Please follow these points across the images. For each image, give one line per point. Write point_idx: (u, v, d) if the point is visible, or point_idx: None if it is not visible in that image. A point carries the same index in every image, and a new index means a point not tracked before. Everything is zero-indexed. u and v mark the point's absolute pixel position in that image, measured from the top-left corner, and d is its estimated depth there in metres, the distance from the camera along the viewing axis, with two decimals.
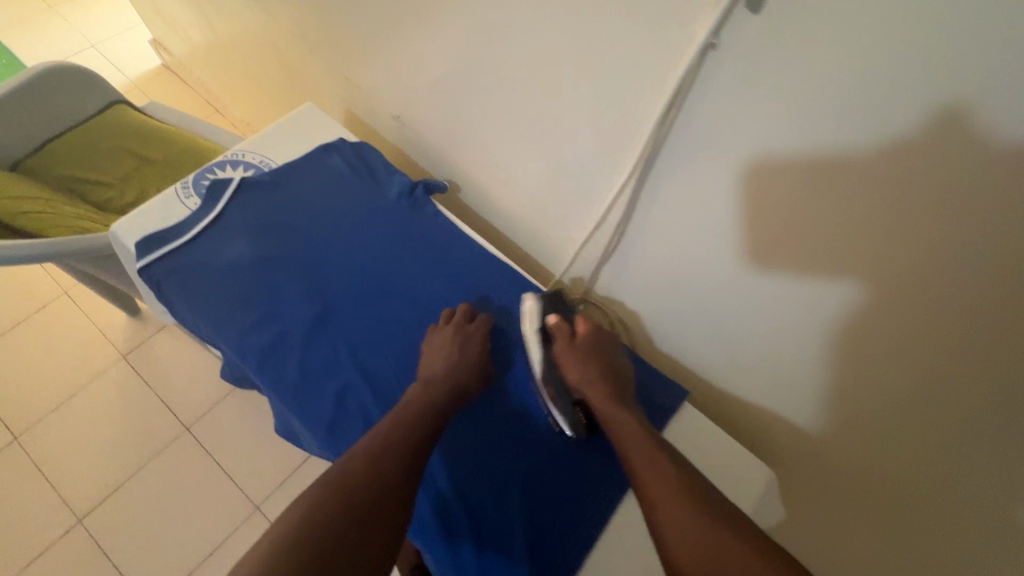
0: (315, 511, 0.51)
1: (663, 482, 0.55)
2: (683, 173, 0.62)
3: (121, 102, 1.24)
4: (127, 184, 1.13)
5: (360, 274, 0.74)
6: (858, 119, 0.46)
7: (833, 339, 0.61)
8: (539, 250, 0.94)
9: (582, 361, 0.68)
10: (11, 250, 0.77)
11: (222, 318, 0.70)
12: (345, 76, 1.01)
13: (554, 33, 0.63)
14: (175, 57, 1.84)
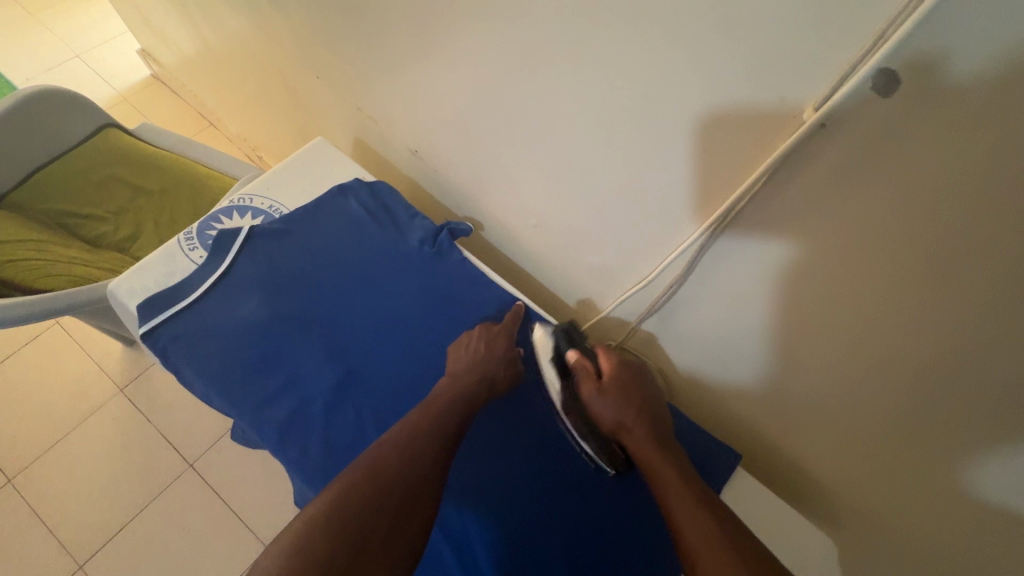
0: (348, 496, 0.48)
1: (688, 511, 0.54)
2: (747, 232, 0.57)
3: (113, 126, 1.16)
4: (123, 218, 1.06)
5: (385, 332, 0.68)
6: (996, 220, 0.40)
7: (910, 413, 0.56)
8: (568, 290, 0.89)
9: (612, 402, 0.69)
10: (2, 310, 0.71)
11: (234, 387, 0.63)
12: (357, 105, 0.94)
13: (607, 77, 0.57)
14: (166, 69, 1.75)
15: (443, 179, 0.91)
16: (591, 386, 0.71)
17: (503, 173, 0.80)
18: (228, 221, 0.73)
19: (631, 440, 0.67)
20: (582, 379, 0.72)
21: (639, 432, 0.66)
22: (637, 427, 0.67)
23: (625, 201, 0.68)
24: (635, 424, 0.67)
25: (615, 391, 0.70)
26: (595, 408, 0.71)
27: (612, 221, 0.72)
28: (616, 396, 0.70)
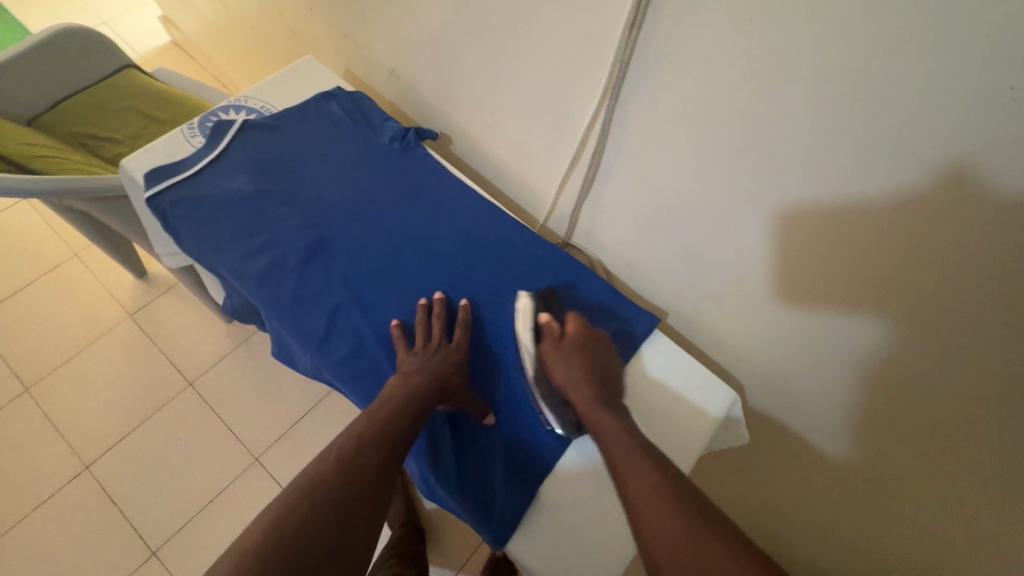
0: (289, 515, 0.51)
1: (651, 487, 0.52)
2: (652, 96, 0.68)
3: (132, 68, 1.30)
4: (137, 141, 1.18)
5: (355, 210, 0.79)
6: (807, 15, 0.51)
7: (796, 242, 0.67)
8: (526, 198, 0.99)
9: (570, 364, 0.64)
10: (32, 184, 0.81)
11: (223, 245, 0.74)
12: (345, 36, 1.06)
13: None
14: (183, 34, 1.90)
15: (419, 100, 1.02)
16: (551, 343, 0.67)
17: (466, 85, 0.91)
18: (225, 115, 0.84)
19: (580, 400, 0.62)
20: (544, 336, 0.67)
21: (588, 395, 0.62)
22: (585, 386, 0.63)
23: (561, 90, 0.78)
24: (585, 383, 0.63)
25: (569, 355, 0.65)
26: (550, 366, 0.66)
27: (553, 113, 0.81)
28: (576, 361, 0.65)
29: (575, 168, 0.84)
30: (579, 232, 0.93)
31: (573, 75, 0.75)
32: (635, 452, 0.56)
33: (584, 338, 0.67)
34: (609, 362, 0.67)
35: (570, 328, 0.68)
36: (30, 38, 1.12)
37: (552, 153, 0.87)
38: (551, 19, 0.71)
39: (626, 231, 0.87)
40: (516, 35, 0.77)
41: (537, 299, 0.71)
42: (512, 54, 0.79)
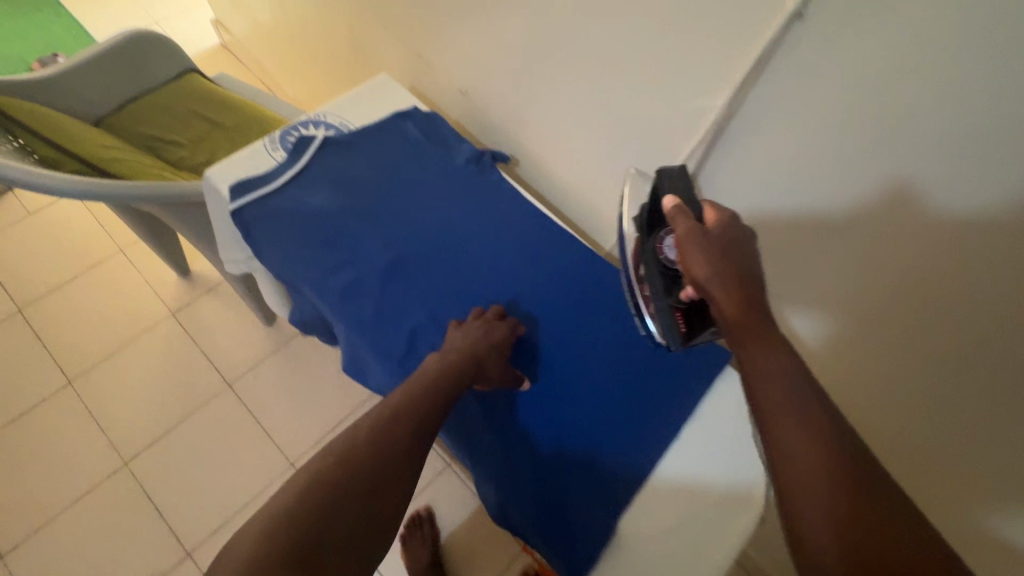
0: (310, 487, 0.51)
1: (812, 437, 0.44)
2: (749, 145, 0.66)
3: (194, 71, 1.31)
4: (199, 145, 1.20)
5: (432, 230, 0.80)
6: (942, 85, 0.48)
7: (888, 306, 0.64)
8: (590, 224, 0.99)
9: (714, 258, 0.53)
10: (116, 189, 0.84)
11: (305, 259, 0.76)
12: (414, 54, 1.07)
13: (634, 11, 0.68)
14: (234, 38, 1.93)
15: (486, 122, 1.03)
16: (689, 229, 0.56)
17: (537, 111, 0.92)
18: (305, 130, 0.86)
19: (725, 301, 0.51)
20: (677, 221, 0.57)
21: (736, 291, 0.51)
22: (728, 280, 0.52)
23: (638, 127, 0.78)
24: (732, 278, 0.52)
25: (711, 243, 0.55)
26: (685, 260, 0.55)
27: (627, 146, 0.82)
28: (718, 255, 0.54)
29: None
30: None
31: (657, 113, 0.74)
32: (798, 393, 0.46)
33: (722, 225, 0.56)
34: (750, 251, 0.55)
35: (711, 216, 0.58)
36: (104, 42, 1.16)
37: (621, 184, 0.87)
38: (636, 57, 0.72)
39: None
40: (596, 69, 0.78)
41: (663, 180, 0.61)
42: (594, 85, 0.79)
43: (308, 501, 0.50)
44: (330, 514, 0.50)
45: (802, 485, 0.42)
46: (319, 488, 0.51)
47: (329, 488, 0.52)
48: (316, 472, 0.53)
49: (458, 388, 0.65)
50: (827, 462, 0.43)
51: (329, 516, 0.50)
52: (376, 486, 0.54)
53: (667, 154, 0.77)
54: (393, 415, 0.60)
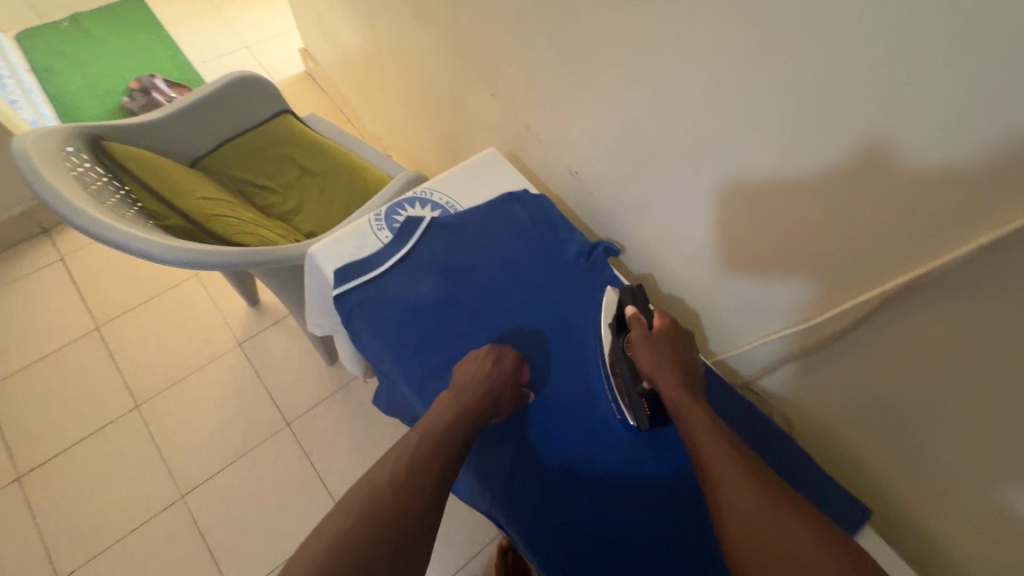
0: (356, 517, 0.52)
1: (723, 457, 0.55)
2: (955, 308, 0.55)
3: (288, 112, 1.31)
4: (289, 192, 1.19)
5: (539, 332, 0.75)
6: None
7: None
8: (696, 320, 0.92)
9: (665, 354, 0.66)
10: (216, 257, 0.82)
11: (407, 355, 0.71)
12: (517, 120, 1.03)
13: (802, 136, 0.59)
14: (320, 68, 1.96)
15: (590, 197, 0.97)
16: (642, 334, 0.68)
17: (651, 199, 0.85)
18: (410, 210, 0.82)
19: (667, 387, 0.63)
20: (633, 326, 0.69)
21: (678, 384, 0.63)
22: (674, 380, 0.64)
23: (772, 247, 0.70)
24: (674, 376, 0.64)
25: (661, 348, 0.67)
26: (637, 355, 0.67)
27: (755, 259, 0.74)
28: (660, 348, 0.66)
29: (787, 327, 0.75)
30: (774, 380, 0.82)
31: (809, 239, 0.66)
32: (713, 431, 0.58)
33: (670, 331, 0.69)
34: (693, 361, 0.68)
35: (660, 323, 0.70)
36: (208, 86, 1.17)
37: (742, 292, 0.79)
38: (782, 179, 0.64)
39: (833, 407, 0.75)
40: (730, 179, 0.70)
41: (626, 291, 0.73)
42: (735, 195, 0.71)
43: (330, 540, 0.50)
44: (359, 547, 0.50)
45: (757, 532, 0.49)
46: (341, 526, 0.51)
47: (350, 523, 0.52)
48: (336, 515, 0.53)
49: (480, 410, 0.64)
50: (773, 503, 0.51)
51: (354, 549, 0.50)
52: (404, 514, 0.54)
53: (807, 281, 0.68)
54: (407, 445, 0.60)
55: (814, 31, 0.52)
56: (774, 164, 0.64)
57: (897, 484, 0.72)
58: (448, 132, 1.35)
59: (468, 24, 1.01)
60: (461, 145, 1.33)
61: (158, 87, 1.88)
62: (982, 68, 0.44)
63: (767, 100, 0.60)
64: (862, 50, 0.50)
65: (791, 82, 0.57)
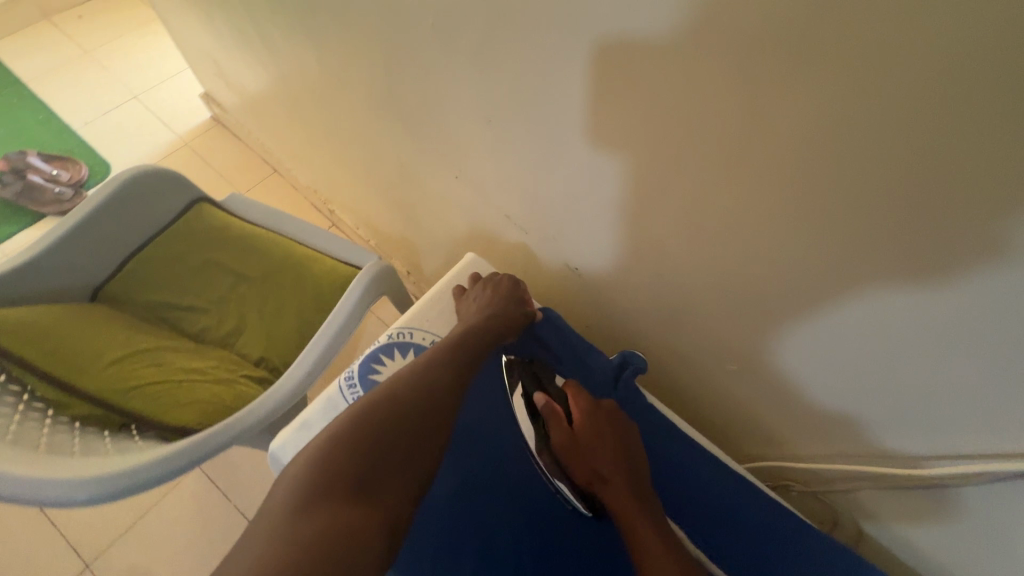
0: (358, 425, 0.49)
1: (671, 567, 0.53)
2: None
3: (204, 199, 1.09)
4: (225, 308, 0.99)
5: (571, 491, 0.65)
6: None
7: None
8: (729, 418, 0.79)
9: (591, 447, 0.62)
10: (140, 472, 0.64)
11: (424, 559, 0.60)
12: (493, 203, 0.86)
13: (931, 271, 0.43)
14: (228, 115, 1.67)
15: (588, 285, 0.82)
16: (564, 435, 0.64)
17: (679, 308, 0.71)
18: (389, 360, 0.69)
19: (604, 486, 0.61)
20: (552, 423, 0.65)
21: (613, 479, 0.60)
22: (614, 479, 0.60)
23: (835, 377, 0.59)
24: (611, 474, 0.61)
25: (583, 446, 0.63)
26: (563, 452, 0.64)
27: (816, 384, 0.62)
28: (585, 441, 0.63)
29: (883, 458, 0.61)
30: (850, 499, 0.69)
31: (919, 377, 0.52)
32: (660, 539, 0.55)
33: (591, 416, 0.65)
34: (626, 443, 0.64)
35: (577, 412, 0.65)
36: (90, 198, 0.95)
37: (800, 412, 0.67)
38: (867, 321, 0.51)
39: (930, 536, 0.63)
40: (783, 306, 0.58)
41: (526, 378, 0.69)
42: (808, 313, 0.56)
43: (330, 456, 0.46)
44: (363, 467, 0.46)
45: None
46: (345, 442, 0.47)
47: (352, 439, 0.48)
48: (335, 433, 0.49)
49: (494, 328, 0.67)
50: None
51: (360, 465, 0.46)
52: (416, 427, 0.51)
53: (882, 417, 0.58)
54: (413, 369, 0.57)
55: (942, 191, 0.38)
56: (857, 305, 0.51)
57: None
58: (397, 196, 1.14)
59: (413, 99, 0.81)
60: (417, 216, 1.13)
61: (33, 166, 1.57)
62: None
63: (855, 247, 0.46)
64: (1019, 226, 0.36)
65: (891, 233, 0.43)
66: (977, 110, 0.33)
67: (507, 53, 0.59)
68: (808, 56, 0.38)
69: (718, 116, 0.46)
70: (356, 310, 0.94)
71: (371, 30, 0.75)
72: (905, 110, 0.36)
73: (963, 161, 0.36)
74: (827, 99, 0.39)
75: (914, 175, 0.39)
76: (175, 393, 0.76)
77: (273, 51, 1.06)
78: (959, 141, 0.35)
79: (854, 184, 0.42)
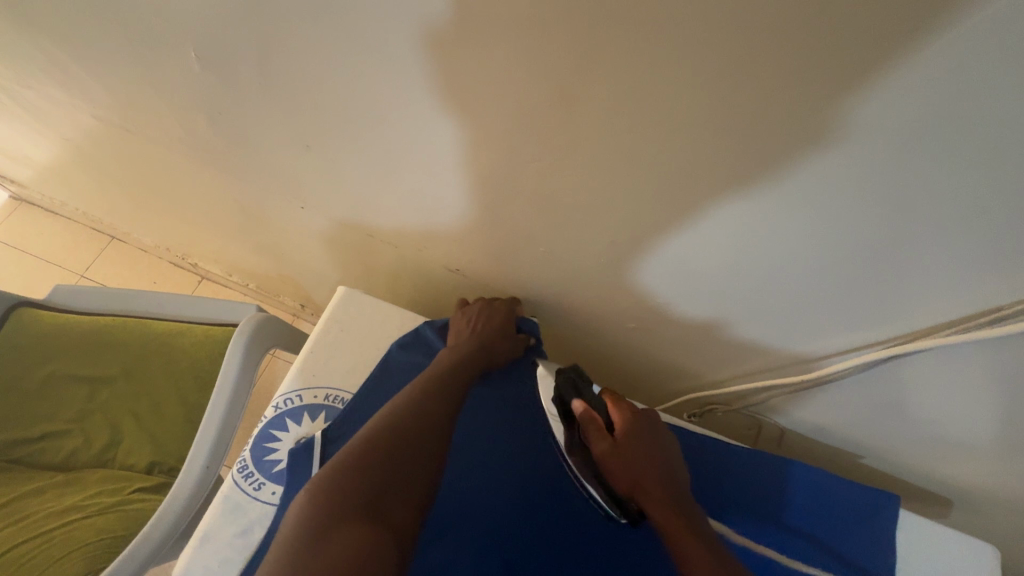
0: (349, 457, 0.46)
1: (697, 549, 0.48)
2: (914, 318, 0.51)
3: (23, 304, 0.92)
4: (89, 422, 0.85)
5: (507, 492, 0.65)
6: None
7: None
8: (645, 363, 0.81)
9: (638, 455, 0.56)
10: None
11: None
12: (357, 223, 0.79)
13: (715, 201, 0.48)
14: (30, 190, 1.41)
15: (477, 274, 0.79)
16: (606, 445, 0.59)
17: (571, 279, 0.70)
18: (287, 434, 0.62)
19: (644, 493, 0.55)
20: (592, 435, 0.60)
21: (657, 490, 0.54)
22: (653, 482, 0.55)
23: (757, 291, 0.57)
24: (653, 478, 0.55)
25: (627, 455, 0.57)
26: (607, 468, 0.58)
27: (746, 307, 0.61)
28: (628, 451, 0.57)
29: (755, 363, 0.69)
30: (759, 405, 0.73)
31: (752, 287, 0.57)
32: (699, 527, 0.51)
33: (636, 425, 0.59)
34: (670, 451, 0.58)
35: (619, 420, 0.60)
36: None
37: (707, 342, 0.70)
38: (698, 252, 0.56)
39: (813, 416, 0.71)
40: (702, 243, 0.54)
41: (565, 384, 0.66)
42: (662, 253, 0.58)
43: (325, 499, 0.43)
44: (360, 490, 0.43)
45: None
46: (344, 470, 0.45)
47: (334, 499, 0.42)
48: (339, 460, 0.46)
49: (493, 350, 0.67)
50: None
51: (357, 488, 0.43)
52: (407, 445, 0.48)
53: (731, 325, 0.65)
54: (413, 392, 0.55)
55: (728, 109, 0.39)
56: (688, 241, 0.55)
57: (909, 470, 0.72)
58: (254, 235, 1.02)
59: (227, 136, 0.70)
60: (285, 251, 1.03)
61: None
62: (895, 125, 0.35)
63: (681, 179, 0.47)
64: (781, 127, 0.38)
65: (700, 157, 0.44)
66: (735, 34, 0.34)
67: (306, 66, 0.52)
68: (585, 12, 0.36)
69: (518, 80, 0.44)
70: (243, 373, 0.83)
71: (141, 69, 0.63)
72: (719, 52, 0.35)
73: (738, 87, 0.37)
74: (610, 49, 0.38)
75: (702, 97, 0.39)
76: (46, 548, 0.67)
77: (41, 113, 0.88)
78: (717, 60, 0.35)
79: (682, 128, 0.42)
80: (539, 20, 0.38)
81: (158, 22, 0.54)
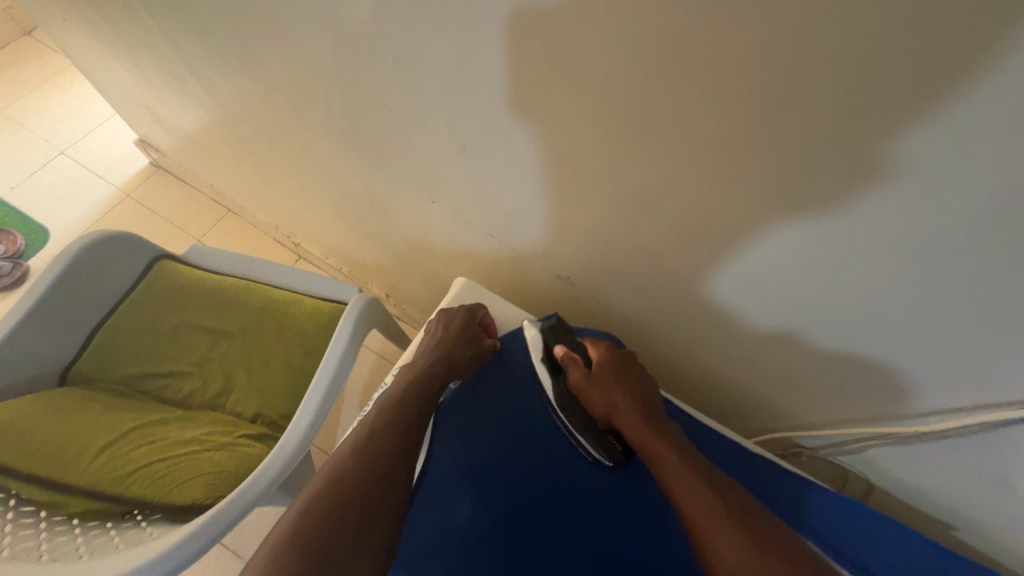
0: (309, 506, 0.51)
1: (679, 462, 0.58)
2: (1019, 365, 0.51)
3: (166, 256, 1.04)
4: (208, 368, 0.95)
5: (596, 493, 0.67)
6: None
7: None
8: (729, 395, 0.83)
9: (617, 389, 0.67)
10: (177, 547, 0.65)
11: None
12: (472, 222, 0.85)
13: (821, 230, 0.51)
14: (168, 158, 1.58)
15: (577, 284, 0.83)
16: (584, 378, 0.69)
17: (674, 300, 0.73)
18: None
19: (628, 423, 0.65)
20: (573, 371, 0.70)
21: (636, 417, 0.64)
22: (631, 409, 0.65)
23: (812, 328, 0.62)
24: (631, 406, 0.66)
25: (604, 386, 0.68)
26: (587, 396, 0.69)
27: (822, 340, 0.63)
28: (604, 382, 0.68)
29: (840, 405, 0.69)
30: (845, 454, 0.73)
31: (844, 321, 0.59)
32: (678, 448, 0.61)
33: (610, 364, 0.70)
34: (646, 391, 0.68)
35: (597, 357, 0.71)
36: (46, 272, 0.88)
37: (799, 379, 0.71)
38: (803, 286, 0.58)
39: (890, 465, 0.70)
40: (791, 273, 0.57)
41: (548, 335, 0.75)
42: (758, 281, 0.61)
43: (304, 532, 0.49)
44: (323, 523, 0.50)
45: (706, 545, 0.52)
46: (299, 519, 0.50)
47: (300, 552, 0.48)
48: (313, 495, 0.53)
49: (456, 355, 0.72)
50: (736, 519, 0.53)
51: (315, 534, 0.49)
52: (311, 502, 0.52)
53: (818, 360, 0.66)
54: (389, 410, 0.63)
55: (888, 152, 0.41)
56: (798, 274, 0.57)
57: (1004, 548, 0.69)
58: (365, 223, 1.11)
59: (378, 131, 0.78)
60: (389, 241, 1.11)
61: None
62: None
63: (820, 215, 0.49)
64: (933, 169, 0.40)
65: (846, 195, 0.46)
66: (918, 81, 0.36)
67: (475, 74, 0.58)
68: (764, 52, 0.39)
69: (678, 107, 0.47)
70: (351, 342, 0.91)
71: (320, 64, 0.72)
72: (894, 111, 0.38)
73: (900, 134, 0.39)
74: (778, 88, 0.41)
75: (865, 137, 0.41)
76: (172, 470, 0.75)
77: (211, 91, 1.00)
78: (882, 104, 0.38)
79: (832, 165, 0.44)
80: (715, 56, 0.41)
81: (355, 25, 0.62)
